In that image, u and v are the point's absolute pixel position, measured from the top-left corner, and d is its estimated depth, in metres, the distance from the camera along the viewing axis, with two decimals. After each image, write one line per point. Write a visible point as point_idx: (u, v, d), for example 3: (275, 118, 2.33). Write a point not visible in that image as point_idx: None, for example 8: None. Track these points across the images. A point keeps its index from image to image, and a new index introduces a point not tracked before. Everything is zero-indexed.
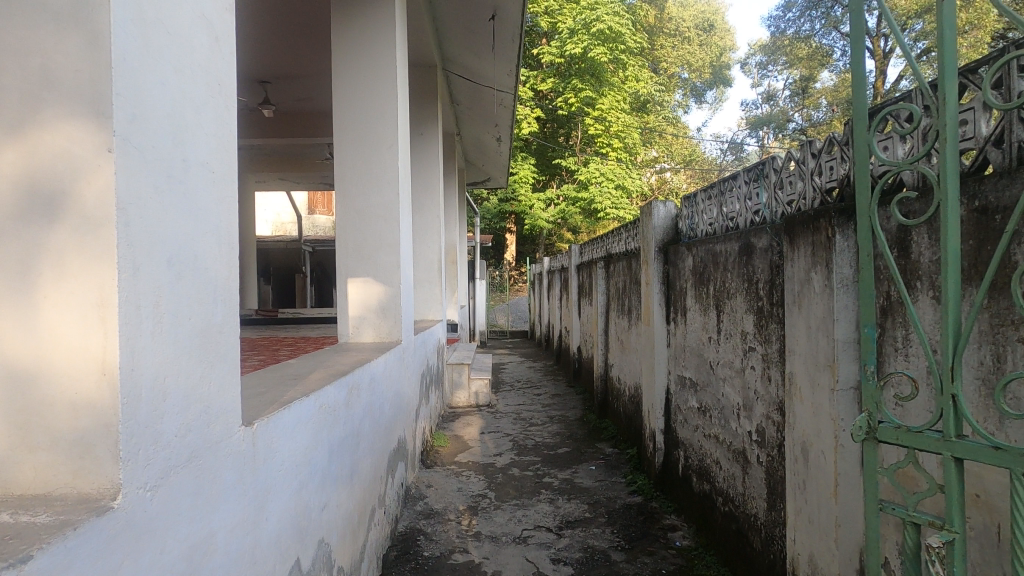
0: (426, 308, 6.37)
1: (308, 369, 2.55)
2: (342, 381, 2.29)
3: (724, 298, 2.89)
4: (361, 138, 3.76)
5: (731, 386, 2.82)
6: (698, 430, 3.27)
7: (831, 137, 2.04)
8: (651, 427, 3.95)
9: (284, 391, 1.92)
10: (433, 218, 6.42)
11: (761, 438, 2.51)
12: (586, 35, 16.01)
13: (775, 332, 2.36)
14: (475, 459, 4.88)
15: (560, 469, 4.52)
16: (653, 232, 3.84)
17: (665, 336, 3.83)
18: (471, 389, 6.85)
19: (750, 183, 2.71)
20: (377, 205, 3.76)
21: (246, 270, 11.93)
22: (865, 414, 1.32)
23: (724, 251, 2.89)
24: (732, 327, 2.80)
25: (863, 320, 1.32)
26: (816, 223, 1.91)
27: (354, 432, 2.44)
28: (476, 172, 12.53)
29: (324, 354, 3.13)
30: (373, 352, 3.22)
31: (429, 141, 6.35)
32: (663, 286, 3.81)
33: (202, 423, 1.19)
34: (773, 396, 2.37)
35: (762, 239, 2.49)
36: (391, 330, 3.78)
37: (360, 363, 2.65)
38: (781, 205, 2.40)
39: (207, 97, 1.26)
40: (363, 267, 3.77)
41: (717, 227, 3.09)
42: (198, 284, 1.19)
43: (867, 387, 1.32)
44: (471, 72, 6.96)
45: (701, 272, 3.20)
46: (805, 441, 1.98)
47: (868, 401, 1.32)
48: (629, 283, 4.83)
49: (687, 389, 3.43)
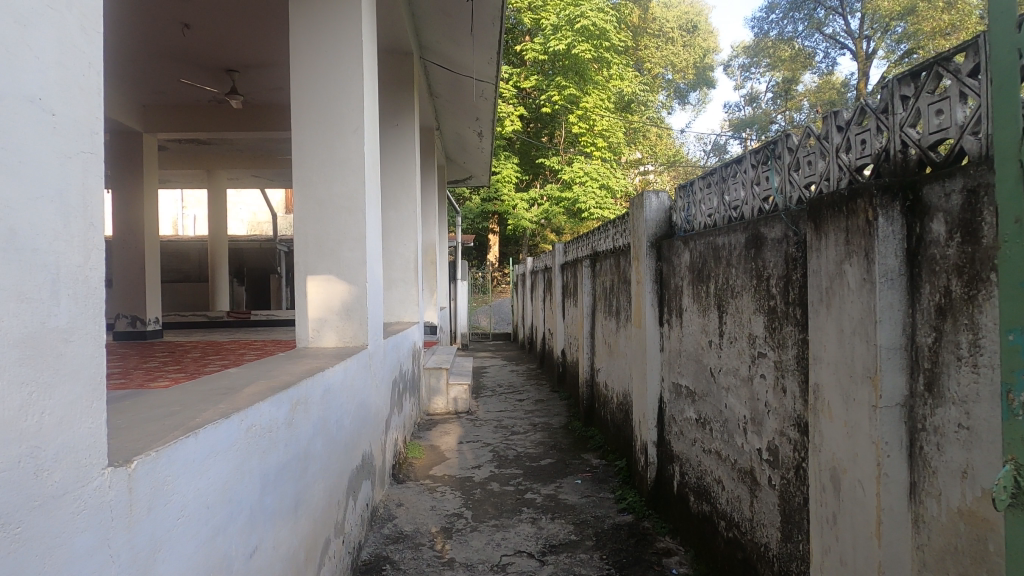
0: (401, 310, 5.99)
1: (249, 380, 2.18)
2: (285, 395, 1.93)
3: (728, 297, 2.56)
4: (323, 121, 3.39)
5: (736, 397, 2.49)
6: (696, 444, 2.94)
7: (864, 105, 1.74)
8: (643, 440, 3.60)
9: (201, 412, 1.55)
10: (409, 214, 6.04)
11: (773, 457, 2.19)
12: (570, 31, 15.79)
13: (791, 335, 2.05)
14: (452, 472, 4.51)
15: (543, 484, 4.17)
16: (645, 225, 3.50)
17: (657, 339, 3.48)
18: (450, 396, 6.48)
19: (757, 168, 2.40)
20: (341, 194, 3.39)
21: (217, 270, 11.49)
22: (1012, 467, 0.87)
23: (728, 244, 2.57)
24: (737, 330, 2.47)
25: (1009, 319, 0.88)
26: (850, 205, 1.59)
27: (302, 454, 2.08)
28: (457, 170, 12.19)
29: (272, 362, 2.74)
30: (331, 358, 2.85)
31: (405, 130, 5.97)
32: (656, 285, 3.47)
33: (28, 473, 0.84)
34: (791, 410, 2.05)
35: (773, 229, 2.18)
36: (356, 334, 3.40)
37: (311, 373, 2.28)
38: (798, 187, 2.08)
39: (40, 1, 0.89)
40: (325, 263, 3.39)
41: (718, 217, 2.76)
42: (17, 271, 0.83)
43: (1013, 425, 0.87)
44: (449, 61, 6.62)
45: (700, 268, 2.87)
46: (835, 467, 1.66)
47: (1016, 445, 0.87)
48: (618, 283, 4.50)
49: (683, 398, 3.10)
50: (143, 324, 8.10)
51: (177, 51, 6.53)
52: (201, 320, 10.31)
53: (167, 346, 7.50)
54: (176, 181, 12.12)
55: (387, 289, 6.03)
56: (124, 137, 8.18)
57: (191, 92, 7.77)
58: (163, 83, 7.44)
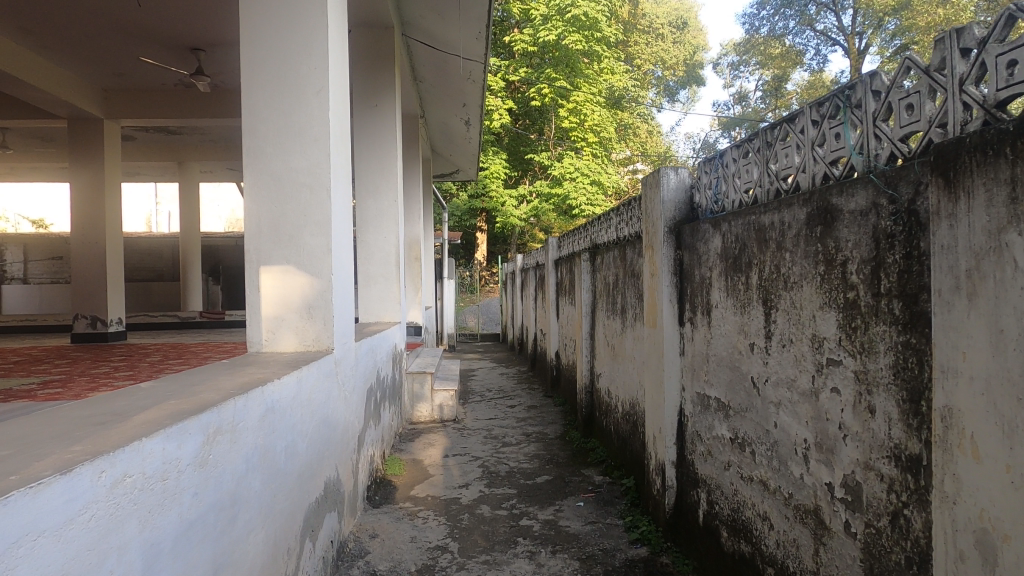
0: (381, 309, 5.42)
1: (158, 399, 1.62)
2: (197, 423, 1.39)
3: (778, 289, 2.05)
4: (279, 82, 2.84)
5: (791, 415, 1.97)
6: (731, 468, 2.42)
7: (1014, 10, 1.22)
8: (657, 459, 3.08)
9: (28, 461, 0.99)
10: (390, 203, 5.44)
11: (851, 497, 1.68)
12: (561, 21, 15.36)
13: (885, 337, 1.54)
14: (436, 493, 3.96)
15: (540, 507, 3.64)
16: (661, 208, 2.97)
17: (676, 341, 2.96)
18: (435, 402, 5.93)
19: (820, 124, 1.88)
20: (302, 169, 2.84)
21: (188, 267, 10.85)
22: None
23: (780, 223, 2.05)
24: (794, 331, 1.96)
25: None
26: (1017, 145, 1.07)
27: (228, 499, 1.53)
28: (443, 164, 11.64)
29: (205, 372, 2.17)
30: (282, 368, 2.29)
31: (385, 111, 5.41)
32: (675, 278, 2.95)
33: None
34: (886, 437, 1.54)
35: (855, 198, 1.66)
36: (318, 336, 2.84)
37: (245, 390, 1.72)
38: (891, 140, 1.57)
39: None
40: (281, 251, 2.83)
41: (759, 192, 2.25)
42: None
43: None
44: (434, 38, 6.07)
45: (736, 256, 2.36)
46: (986, 528, 1.14)
47: None
48: (624, 278, 3.98)
49: (713, 412, 2.58)
50: (103, 325, 7.45)
51: (134, 26, 5.90)
52: (170, 321, 9.66)
53: (126, 349, 6.88)
54: (145, 173, 11.46)
55: (365, 286, 5.45)
56: (83, 124, 7.53)
57: (154, 73, 7.14)
58: (122, 63, 6.81)
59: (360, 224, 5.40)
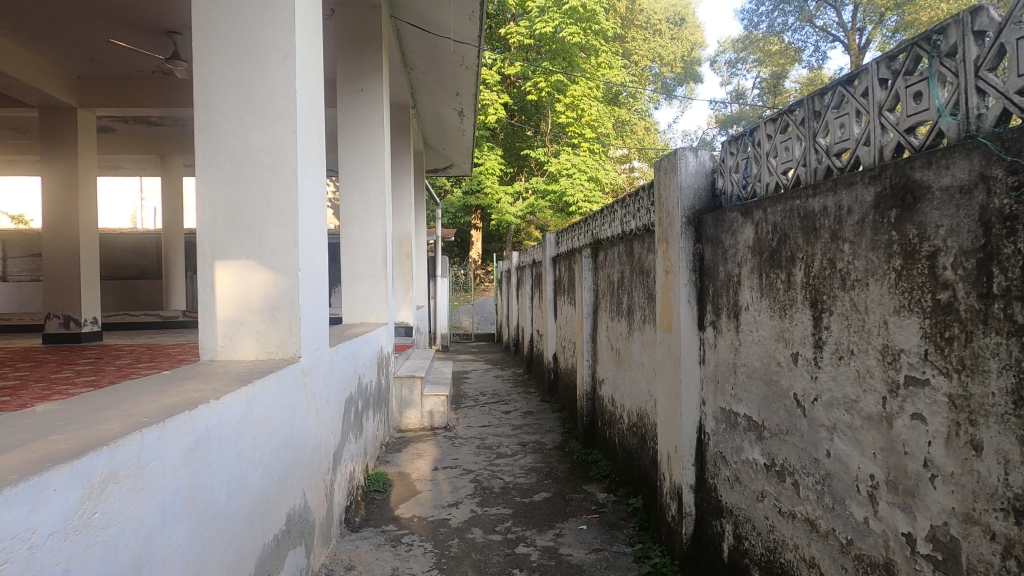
0: (367, 310, 5.03)
1: (41, 431, 1.23)
2: (69, 472, 1.01)
3: (833, 288, 1.67)
4: (237, 49, 2.44)
5: (852, 443, 1.60)
6: (766, 498, 2.05)
7: None
8: (673, 481, 2.70)
9: None
10: (377, 195, 5.03)
11: (942, 556, 1.31)
12: (558, 13, 14.98)
13: (999, 352, 1.17)
14: (423, 514, 3.57)
15: (538, 531, 3.26)
16: (679, 195, 2.59)
17: (695, 347, 2.58)
18: (424, 409, 5.55)
19: (893, 83, 1.51)
20: (263, 149, 2.45)
21: (170, 264, 10.40)
22: None
23: (836, 206, 1.67)
24: (855, 341, 1.59)
25: None
26: None
27: (130, 568, 1.15)
28: (436, 158, 11.24)
29: (135, 390, 1.77)
30: (231, 383, 1.90)
31: (371, 96, 5.00)
32: (695, 276, 2.58)
33: None
34: (1001, 484, 1.17)
35: (952, 170, 1.29)
36: (282, 342, 2.45)
37: (165, 419, 1.34)
38: (1003, 95, 1.20)
39: None
40: (240, 243, 2.43)
41: (805, 172, 1.87)
42: None
43: None
44: (424, 19, 5.68)
45: (775, 248, 1.98)
46: None
47: None
48: (631, 275, 3.61)
49: (742, 432, 2.20)
50: (76, 326, 6.99)
51: (103, 5, 5.43)
52: (152, 320, 9.23)
53: (97, 351, 6.43)
54: (125, 165, 10.98)
55: (349, 284, 5.06)
56: (55, 113, 7.06)
57: (128, 58, 6.66)
58: (93, 47, 6.34)
59: (344, 218, 5.00)
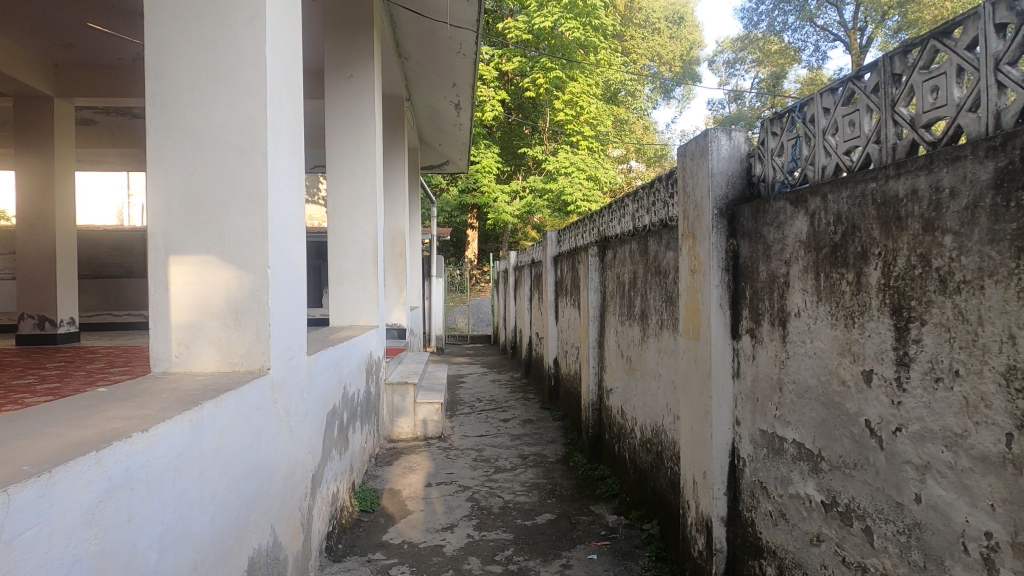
0: (356, 312, 4.67)
1: None
2: None
3: (928, 291, 1.34)
4: (195, 8, 2.07)
5: (957, 488, 1.26)
6: (823, 541, 1.71)
7: None
8: (699, 511, 2.36)
9: None
10: (368, 189, 4.66)
11: None
12: (556, 8, 14.60)
13: None
14: (415, 538, 3.22)
15: (543, 561, 2.91)
16: (710, 182, 2.24)
17: (728, 356, 2.24)
18: (417, 417, 5.19)
19: (1019, 28, 1.16)
20: (228, 126, 2.10)
21: None
22: None
23: (935, 186, 1.32)
24: (964, 358, 1.24)
25: None
26: None
27: None
28: (432, 154, 10.88)
29: (50, 416, 1.41)
30: (176, 404, 1.55)
31: (361, 83, 4.64)
32: (726, 276, 2.24)
33: None
34: None
35: None
36: (248, 351, 2.10)
37: (53, 470, 0.98)
38: None
39: None
40: (200, 235, 2.08)
41: (880, 150, 1.52)
42: None
43: None
44: (419, 2, 5.31)
45: (840, 242, 1.64)
46: None
47: None
48: (645, 275, 3.27)
49: (792, 460, 1.86)
50: (51, 326, 6.58)
51: None
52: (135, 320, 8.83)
53: (71, 354, 6.02)
54: (107, 159, 10.54)
55: (337, 285, 4.69)
56: (30, 103, 6.62)
57: (106, 44, 6.17)
58: (69, 33, 5.89)
59: (332, 213, 4.65)
